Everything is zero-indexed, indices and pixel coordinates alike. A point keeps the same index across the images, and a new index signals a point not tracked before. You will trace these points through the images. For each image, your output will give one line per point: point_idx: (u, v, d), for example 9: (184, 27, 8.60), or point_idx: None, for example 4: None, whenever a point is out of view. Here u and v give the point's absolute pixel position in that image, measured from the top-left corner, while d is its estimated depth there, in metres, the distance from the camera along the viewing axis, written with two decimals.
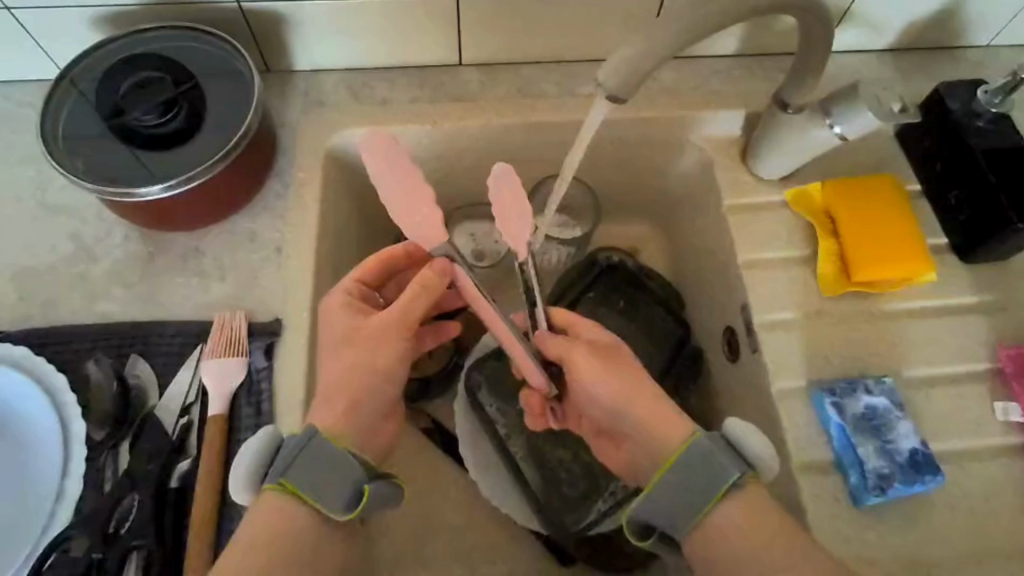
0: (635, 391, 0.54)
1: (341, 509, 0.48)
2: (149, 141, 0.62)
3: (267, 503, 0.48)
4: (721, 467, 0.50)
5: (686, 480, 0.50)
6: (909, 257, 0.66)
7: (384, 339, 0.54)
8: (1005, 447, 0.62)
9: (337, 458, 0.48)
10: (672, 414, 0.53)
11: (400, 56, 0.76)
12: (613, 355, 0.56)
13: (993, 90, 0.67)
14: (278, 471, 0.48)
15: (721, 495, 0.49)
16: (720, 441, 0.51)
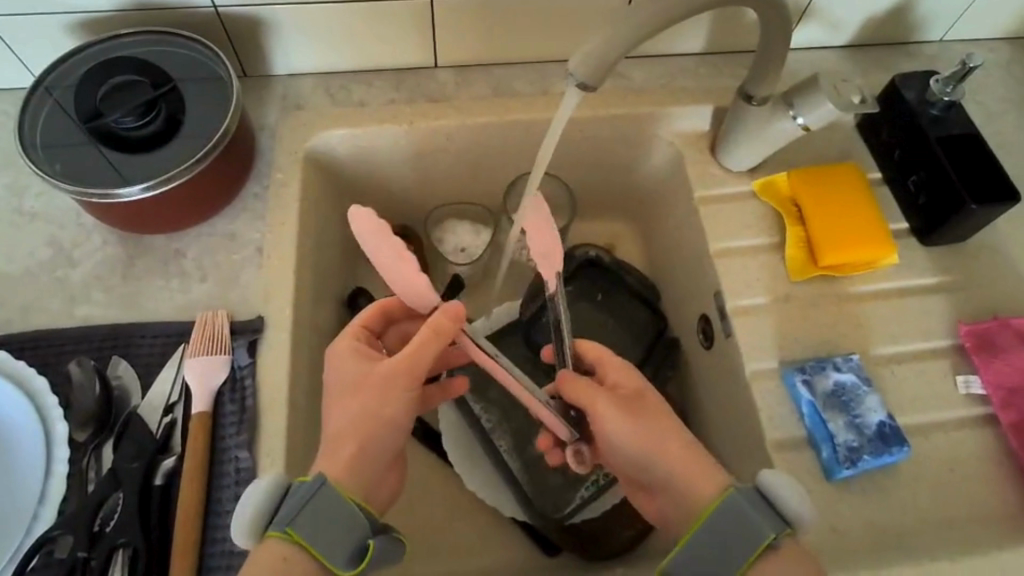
0: (663, 434, 0.51)
1: (344, 567, 0.44)
2: (128, 144, 0.63)
3: (263, 559, 0.43)
4: (760, 525, 0.45)
5: (716, 536, 0.46)
6: (872, 240, 0.69)
7: (393, 389, 0.51)
8: (968, 418, 0.65)
9: (345, 511, 0.46)
10: (703, 460, 0.50)
11: (377, 59, 0.78)
12: (642, 401, 0.54)
13: (944, 79, 0.70)
14: (284, 517, 0.44)
15: (757, 553, 0.45)
16: (754, 495, 0.47)
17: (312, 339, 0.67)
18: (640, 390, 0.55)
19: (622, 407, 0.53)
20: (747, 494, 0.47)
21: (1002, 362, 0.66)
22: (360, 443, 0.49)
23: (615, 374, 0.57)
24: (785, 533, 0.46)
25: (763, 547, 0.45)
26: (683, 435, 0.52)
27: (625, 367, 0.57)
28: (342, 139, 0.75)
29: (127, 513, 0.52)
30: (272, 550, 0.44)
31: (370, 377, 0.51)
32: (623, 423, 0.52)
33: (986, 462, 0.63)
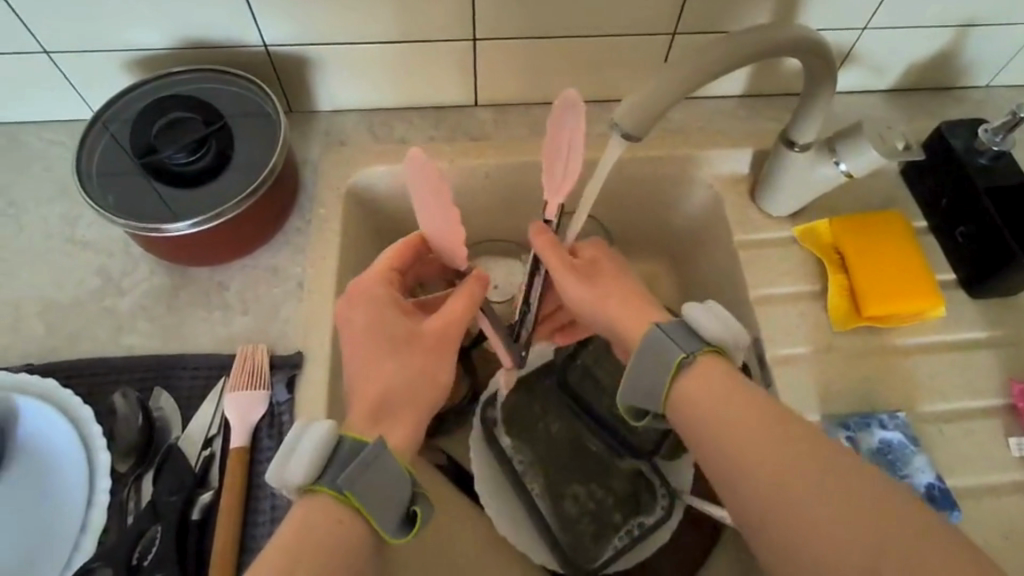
0: (617, 296, 0.56)
1: (393, 536, 0.45)
2: (179, 179, 0.65)
3: (317, 512, 0.44)
4: (671, 345, 0.49)
5: (648, 361, 0.50)
6: (918, 291, 0.68)
7: (440, 350, 0.55)
8: (1021, 482, 0.62)
9: (400, 481, 0.46)
10: (647, 314, 0.54)
11: (419, 98, 0.80)
12: (599, 267, 0.59)
13: (993, 129, 0.69)
14: (345, 479, 0.44)
15: (675, 369, 0.49)
16: (673, 325, 0.51)
17: None
18: (606, 257, 0.60)
19: (582, 272, 0.58)
20: (668, 325, 0.51)
21: None
22: (420, 405, 0.52)
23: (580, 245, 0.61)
24: (702, 350, 0.49)
25: (677, 364, 0.49)
26: (639, 294, 0.56)
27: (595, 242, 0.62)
28: (383, 176, 0.76)
29: (166, 546, 0.53)
30: (328, 508, 0.44)
31: (424, 338, 0.54)
32: (586, 283, 0.57)
33: None
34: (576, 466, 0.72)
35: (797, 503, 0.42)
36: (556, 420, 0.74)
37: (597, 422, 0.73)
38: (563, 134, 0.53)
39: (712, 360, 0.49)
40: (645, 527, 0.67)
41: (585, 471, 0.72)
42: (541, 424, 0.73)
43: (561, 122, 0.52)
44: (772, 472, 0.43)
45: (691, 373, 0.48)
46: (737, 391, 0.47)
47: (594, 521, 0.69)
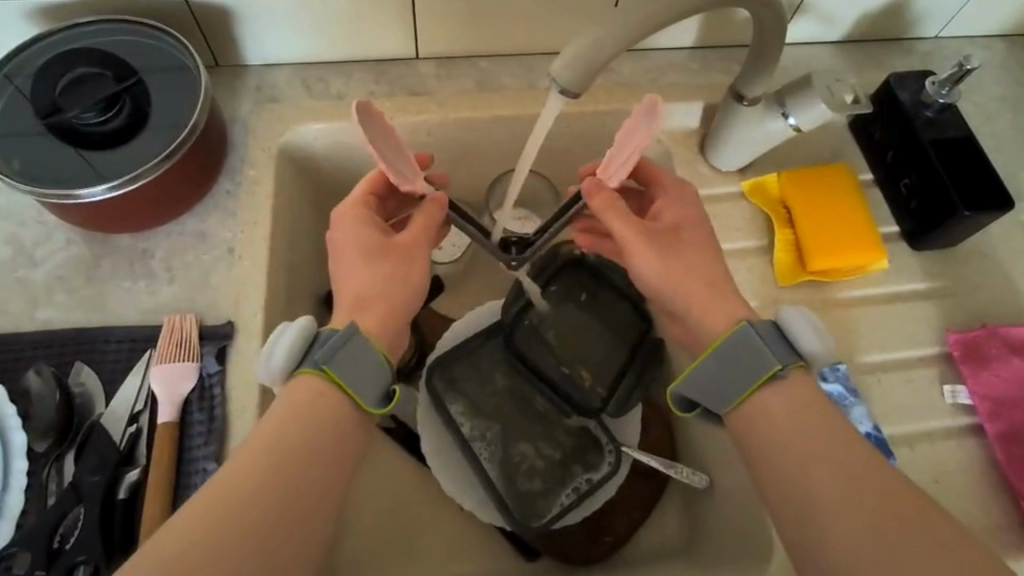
0: (699, 267, 0.56)
1: (374, 407, 0.49)
2: (89, 140, 0.60)
3: (299, 390, 0.48)
4: (768, 353, 0.50)
5: (726, 358, 0.51)
6: (861, 244, 0.68)
7: (414, 256, 0.56)
8: (953, 428, 0.64)
9: (374, 359, 0.50)
10: (723, 298, 0.55)
11: (356, 51, 0.75)
12: (681, 236, 0.58)
13: (941, 81, 0.68)
14: (323, 356, 0.48)
15: (765, 379, 0.50)
16: (768, 326, 0.52)
17: None
18: (690, 223, 0.59)
19: (662, 240, 0.57)
20: (761, 325, 0.52)
21: (989, 372, 0.65)
22: (391, 304, 0.53)
23: (668, 205, 0.60)
24: (795, 364, 0.51)
25: (770, 374, 0.50)
26: (717, 264, 0.57)
27: (682, 200, 0.60)
28: (319, 134, 0.72)
29: (89, 527, 0.51)
30: (308, 385, 0.48)
31: (399, 245, 0.55)
32: (663, 253, 0.56)
33: (970, 473, 0.62)
34: (523, 426, 0.71)
35: (803, 465, 0.47)
36: (504, 382, 0.72)
37: (542, 379, 0.72)
38: (636, 134, 0.54)
39: (802, 375, 0.50)
40: (592, 483, 0.67)
41: (532, 432, 0.71)
42: (486, 387, 0.71)
43: (637, 125, 0.54)
44: (811, 453, 0.47)
45: (778, 384, 0.50)
46: (813, 396, 0.50)
47: (542, 479, 0.68)
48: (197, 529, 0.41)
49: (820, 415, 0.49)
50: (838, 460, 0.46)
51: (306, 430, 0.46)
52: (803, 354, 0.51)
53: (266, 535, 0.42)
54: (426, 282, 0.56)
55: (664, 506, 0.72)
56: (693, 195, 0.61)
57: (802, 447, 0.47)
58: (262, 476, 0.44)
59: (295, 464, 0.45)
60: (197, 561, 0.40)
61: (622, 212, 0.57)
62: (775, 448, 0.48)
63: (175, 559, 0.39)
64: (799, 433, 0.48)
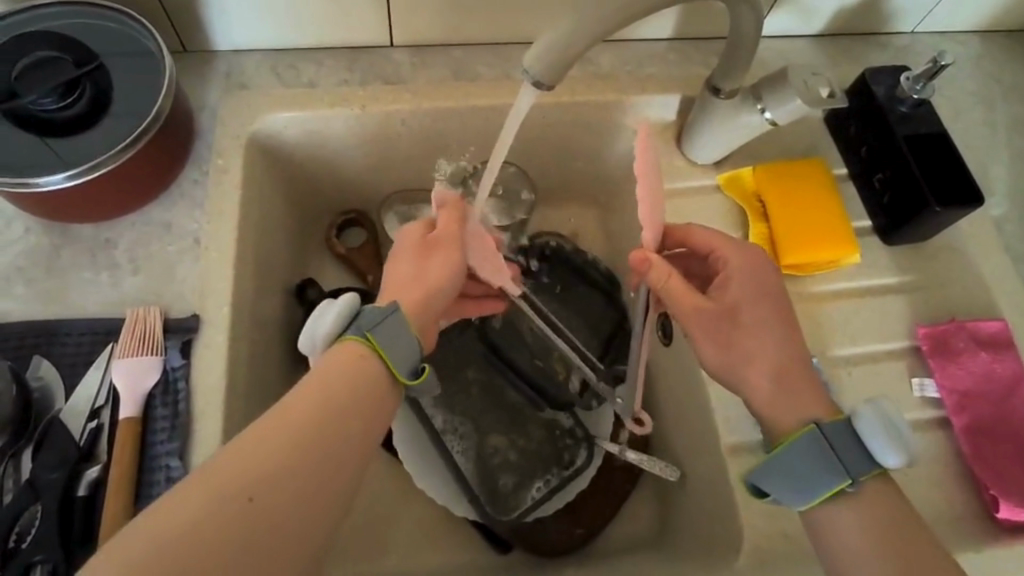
0: (761, 351, 0.54)
1: (407, 377, 0.48)
2: (47, 126, 0.58)
3: (338, 354, 0.47)
4: (840, 466, 0.49)
5: (797, 462, 0.50)
6: (834, 238, 0.68)
7: (448, 253, 0.55)
8: (920, 420, 0.65)
9: (413, 337, 0.49)
10: (721, 324, 0.55)
11: (327, 38, 0.73)
12: (739, 314, 0.55)
13: (915, 77, 0.68)
14: (365, 324, 0.48)
15: (835, 493, 0.49)
16: (841, 431, 0.50)
17: (251, 337, 0.63)
18: (751, 300, 0.56)
19: (720, 328, 0.55)
20: (831, 426, 0.51)
21: (957, 366, 0.66)
22: (420, 292, 0.52)
23: (730, 279, 0.57)
24: (868, 475, 0.49)
25: (840, 487, 0.49)
26: (788, 345, 0.55)
27: (748, 276, 0.57)
28: (289, 123, 0.70)
29: (45, 524, 0.50)
30: (347, 350, 0.47)
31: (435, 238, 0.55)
32: (721, 336, 0.55)
33: (936, 465, 0.63)
34: (497, 422, 0.71)
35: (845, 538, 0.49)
36: (476, 373, 0.72)
37: (513, 370, 0.72)
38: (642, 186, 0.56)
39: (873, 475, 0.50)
40: (562, 476, 0.68)
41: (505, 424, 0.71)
42: (458, 381, 0.72)
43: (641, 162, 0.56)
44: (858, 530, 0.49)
45: (821, 454, 0.50)
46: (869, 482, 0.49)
47: (517, 474, 0.69)
48: (254, 467, 0.41)
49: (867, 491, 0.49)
50: (884, 538, 0.48)
51: (356, 389, 0.45)
52: (881, 464, 0.49)
53: (315, 488, 0.42)
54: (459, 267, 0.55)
55: (637, 499, 0.72)
56: (764, 271, 0.58)
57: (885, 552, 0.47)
58: (305, 426, 0.43)
59: (343, 422, 0.44)
60: (256, 496, 0.40)
61: (679, 282, 0.56)
62: (846, 541, 0.49)
63: (231, 493, 0.39)
64: (877, 538, 0.48)
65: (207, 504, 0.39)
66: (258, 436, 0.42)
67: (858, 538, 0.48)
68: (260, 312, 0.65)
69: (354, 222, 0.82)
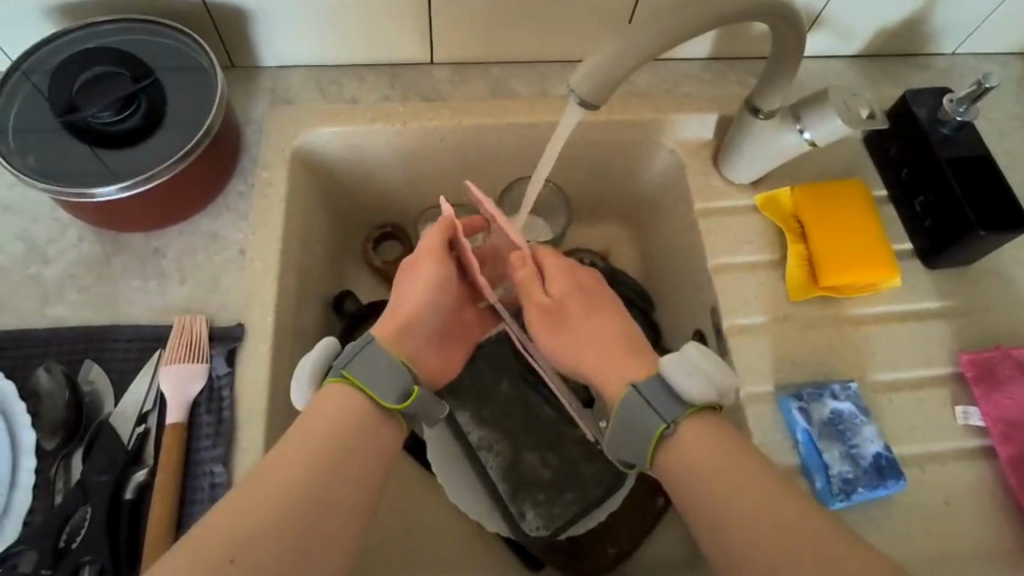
0: (588, 340, 0.57)
1: (392, 403, 0.50)
2: (105, 138, 0.60)
3: (323, 398, 0.49)
4: (653, 415, 0.50)
5: (624, 423, 0.51)
6: (875, 261, 0.68)
7: (421, 278, 0.57)
8: (964, 449, 0.64)
9: (392, 361, 0.51)
10: (561, 327, 0.59)
11: (369, 54, 0.75)
12: (565, 310, 0.58)
13: (958, 99, 0.68)
14: (341, 364, 0.50)
15: (658, 437, 0.50)
16: (652, 383, 0.51)
17: (291, 346, 0.64)
18: (573, 294, 0.59)
19: (549, 324, 0.59)
20: (645, 384, 0.51)
21: (1002, 394, 0.64)
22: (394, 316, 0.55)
23: (552, 275, 0.60)
24: (683, 415, 0.50)
25: (659, 434, 0.50)
26: (614, 334, 0.57)
27: (562, 270, 0.60)
28: (332, 137, 0.72)
29: (94, 526, 0.52)
30: (328, 392, 0.49)
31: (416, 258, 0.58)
32: (559, 331, 0.58)
33: (981, 496, 0.62)
34: (529, 440, 0.71)
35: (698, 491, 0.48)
36: (510, 389, 0.73)
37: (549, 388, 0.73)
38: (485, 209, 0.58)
39: (695, 420, 0.50)
40: (595, 494, 0.68)
41: (540, 440, 0.72)
42: (492, 397, 0.73)
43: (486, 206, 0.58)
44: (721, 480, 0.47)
45: (643, 409, 0.50)
46: (717, 438, 0.49)
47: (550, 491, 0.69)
48: (235, 527, 0.42)
49: (744, 455, 0.48)
50: (742, 485, 0.46)
51: (346, 437, 0.47)
52: (687, 400, 0.50)
53: (304, 540, 0.43)
54: (438, 279, 0.57)
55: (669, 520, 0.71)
56: (583, 275, 0.60)
57: (723, 489, 0.47)
58: (294, 477, 0.44)
59: (335, 470, 0.46)
60: (239, 557, 0.41)
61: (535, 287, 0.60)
62: (698, 489, 0.48)
63: (218, 549, 0.40)
64: (733, 480, 0.47)
65: (196, 565, 0.40)
66: (244, 492, 0.43)
67: (718, 494, 0.47)
68: (300, 322, 0.67)
69: (391, 235, 0.83)
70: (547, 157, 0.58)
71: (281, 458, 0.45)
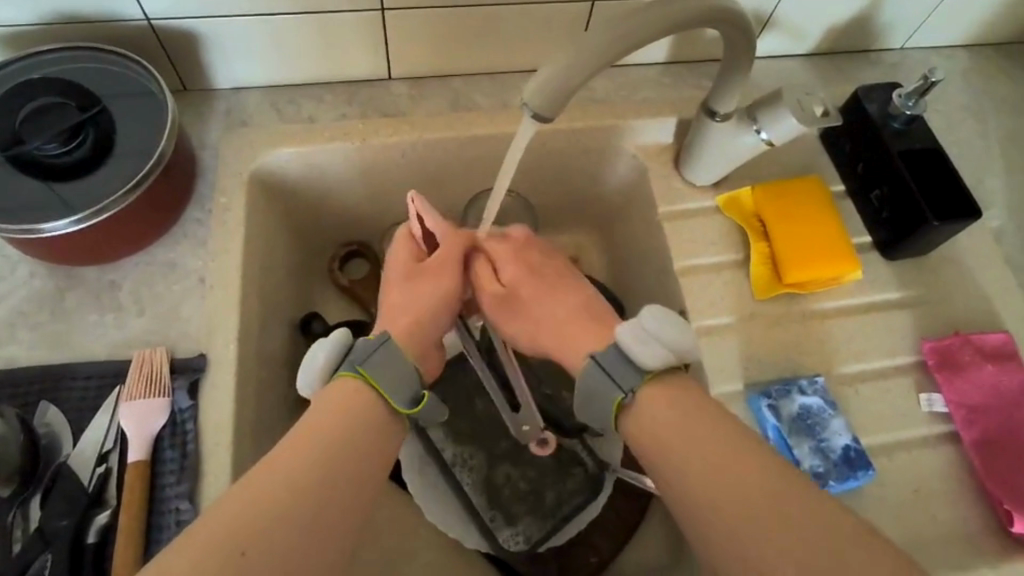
0: (551, 317, 0.56)
1: (401, 408, 0.48)
2: (52, 171, 0.58)
3: (335, 392, 0.48)
4: (609, 384, 0.50)
5: (586, 394, 0.51)
6: (835, 256, 0.69)
7: (429, 279, 0.58)
8: (930, 436, 0.65)
9: (407, 365, 0.50)
10: (520, 316, 0.58)
11: (325, 72, 0.74)
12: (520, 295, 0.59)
13: (907, 94, 0.69)
14: (356, 360, 0.49)
15: (618, 405, 0.50)
16: (610, 353, 0.51)
17: (258, 374, 0.63)
18: (525, 277, 0.59)
19: (510, 315, 0.59)
20: (602, 352, 0.51)
21: (963, 379, 0.66)
22: (411, 320, 0.55)
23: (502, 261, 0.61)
24: (642, 382, 0.49)
25: (618, 403, 0.50)
26: (576, 307, 0.56)
27: (510, 256, 0.61)
28: (291, 158, 0.71)
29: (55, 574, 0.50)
30: (344, 385, 0.48)
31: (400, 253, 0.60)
32: (515, 317, 0.59)
33: (949, 481, 0.63)
34: (505, 452, 0.71)
35: (673, 453, 0.46)
36: (484, 403, 0.73)
37: None
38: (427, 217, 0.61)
39: (653, 386, 0.49)
40: (572, 505, 0.68)
41: (516, 452, 0.71)
42: (467, 411, 0.72)
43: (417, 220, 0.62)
44: (696, 442, 0.46)
45: (597, 379, 0.50)
46: (690, 404, 0.48)
47: (527, 504, 0.69)
48: (241, 522, 0.39)
49: (720, 421, 0.47)
50: (713, 445, 0.45)
51: (355, 432, 0.45)
52: (643, 367, 0.49)
53: (312, 535, 0.41)
54: (432, 274, 0.58)
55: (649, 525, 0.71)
56: (528, 252, 0.61)
57: (694, 458, 0.45)
58: (303, 468, 0.42)
59: (343, 464, 0.44)
60: (249, 549, 0.38)
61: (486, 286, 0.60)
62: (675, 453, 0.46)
63: (224, 544, 0.38)
64: (704, 441, 0.45)
65: (202, 562, 0.37)
66: (252, 486, 0.41)
67: (691, 454, 0.45)
68: (265, 347, 0.65)
69: (357, 253, 0.82)
70: (511, 159, 0.56)
71: (287, 452, 0.43)
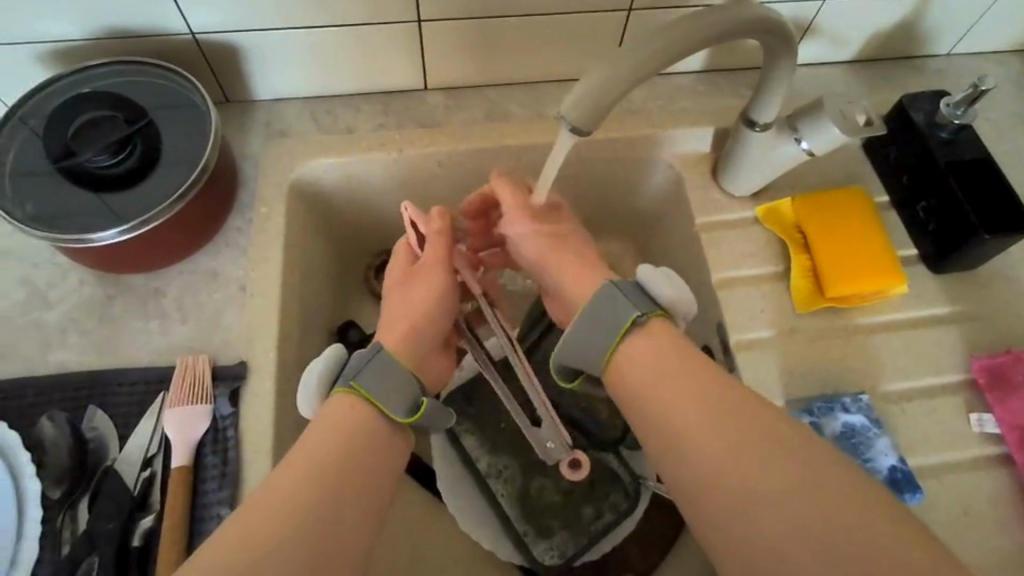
0: (570, 253, 0.59)
1: (401, 418, 0.49)
2: (102, 182, 0.60)
3: (332, 408, 0.47)
4: (626, 303, 0.49)
5: (592, 317, 0.50)
6: (881, 270, 0.67)
7: (424, 281, 0.59)
8: (981, 458, 0.62)
9: (401, 373, 0.51)
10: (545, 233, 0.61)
11: (364, 83, 0.75)
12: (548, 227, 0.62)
13: (955, 102, 0.67)
14: (349, 375, 0.49)
15: (627, 327, 0.49)
16: (628, 283, 0.52)
17: (296, 382, 0.64)
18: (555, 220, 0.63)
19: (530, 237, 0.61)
20: (623, 284, 0.51)
21: (1017, 399, 0.63)
22: (409, 325, 0.56)
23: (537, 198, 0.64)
24: (655, 312, 0.49)
25: (630, 323, 0.49)
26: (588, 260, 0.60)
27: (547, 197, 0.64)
28: (330, 168, 0.72)
29: None
30: (339, 403, 0.48)
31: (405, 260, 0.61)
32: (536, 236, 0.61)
33: (1002, 505, 0.61)
34: (539, 463, 0.71)
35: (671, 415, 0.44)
36: (518, 414, 0.73)
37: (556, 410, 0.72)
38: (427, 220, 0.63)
39: (664, 322, 0.49)
40: (606, 520, 0.68)
41: (550, 464, 0.71)
42: (501, 421, 0.72)
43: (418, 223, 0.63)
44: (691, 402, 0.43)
45: (615, 307, 0.49)
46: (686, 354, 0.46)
47: (560, 517, 0.68)
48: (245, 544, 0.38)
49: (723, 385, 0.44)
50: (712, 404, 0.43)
51: (358, 446, 0.45)
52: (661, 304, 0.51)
53: (318, 551, 0.40)
54: (431, 275, 0.59)
55: None
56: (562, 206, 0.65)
57: (688, 417, 0.43)
58: (304, 484, 0.42)
59: (349, 479, 0.44)
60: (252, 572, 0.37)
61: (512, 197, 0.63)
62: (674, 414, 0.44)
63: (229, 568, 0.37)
64: (698, 397, 0.43)
65: None
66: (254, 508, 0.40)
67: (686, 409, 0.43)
68: (302, 355, 0.66)
69: None
70: (548, 170, 0.56)
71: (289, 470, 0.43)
